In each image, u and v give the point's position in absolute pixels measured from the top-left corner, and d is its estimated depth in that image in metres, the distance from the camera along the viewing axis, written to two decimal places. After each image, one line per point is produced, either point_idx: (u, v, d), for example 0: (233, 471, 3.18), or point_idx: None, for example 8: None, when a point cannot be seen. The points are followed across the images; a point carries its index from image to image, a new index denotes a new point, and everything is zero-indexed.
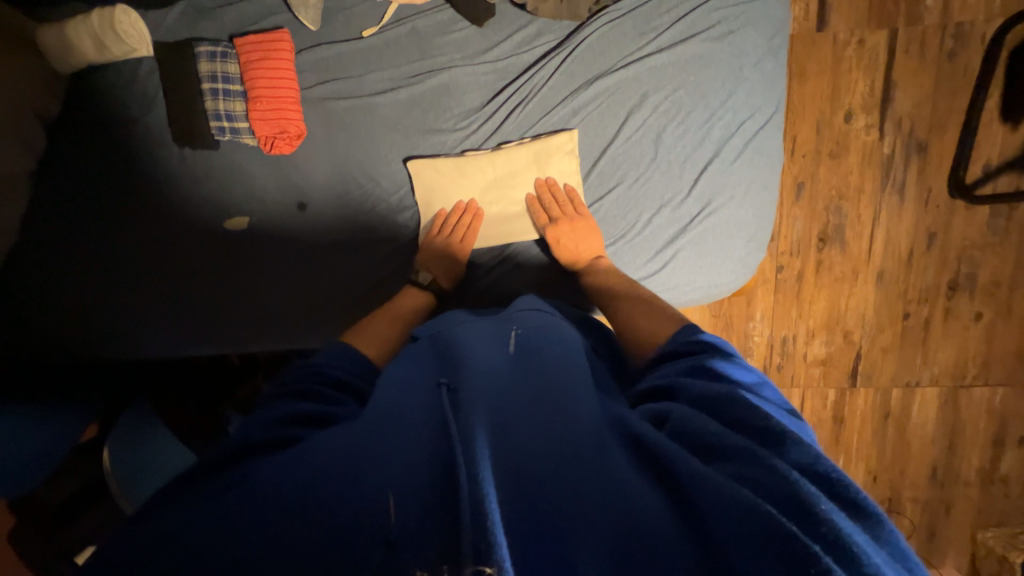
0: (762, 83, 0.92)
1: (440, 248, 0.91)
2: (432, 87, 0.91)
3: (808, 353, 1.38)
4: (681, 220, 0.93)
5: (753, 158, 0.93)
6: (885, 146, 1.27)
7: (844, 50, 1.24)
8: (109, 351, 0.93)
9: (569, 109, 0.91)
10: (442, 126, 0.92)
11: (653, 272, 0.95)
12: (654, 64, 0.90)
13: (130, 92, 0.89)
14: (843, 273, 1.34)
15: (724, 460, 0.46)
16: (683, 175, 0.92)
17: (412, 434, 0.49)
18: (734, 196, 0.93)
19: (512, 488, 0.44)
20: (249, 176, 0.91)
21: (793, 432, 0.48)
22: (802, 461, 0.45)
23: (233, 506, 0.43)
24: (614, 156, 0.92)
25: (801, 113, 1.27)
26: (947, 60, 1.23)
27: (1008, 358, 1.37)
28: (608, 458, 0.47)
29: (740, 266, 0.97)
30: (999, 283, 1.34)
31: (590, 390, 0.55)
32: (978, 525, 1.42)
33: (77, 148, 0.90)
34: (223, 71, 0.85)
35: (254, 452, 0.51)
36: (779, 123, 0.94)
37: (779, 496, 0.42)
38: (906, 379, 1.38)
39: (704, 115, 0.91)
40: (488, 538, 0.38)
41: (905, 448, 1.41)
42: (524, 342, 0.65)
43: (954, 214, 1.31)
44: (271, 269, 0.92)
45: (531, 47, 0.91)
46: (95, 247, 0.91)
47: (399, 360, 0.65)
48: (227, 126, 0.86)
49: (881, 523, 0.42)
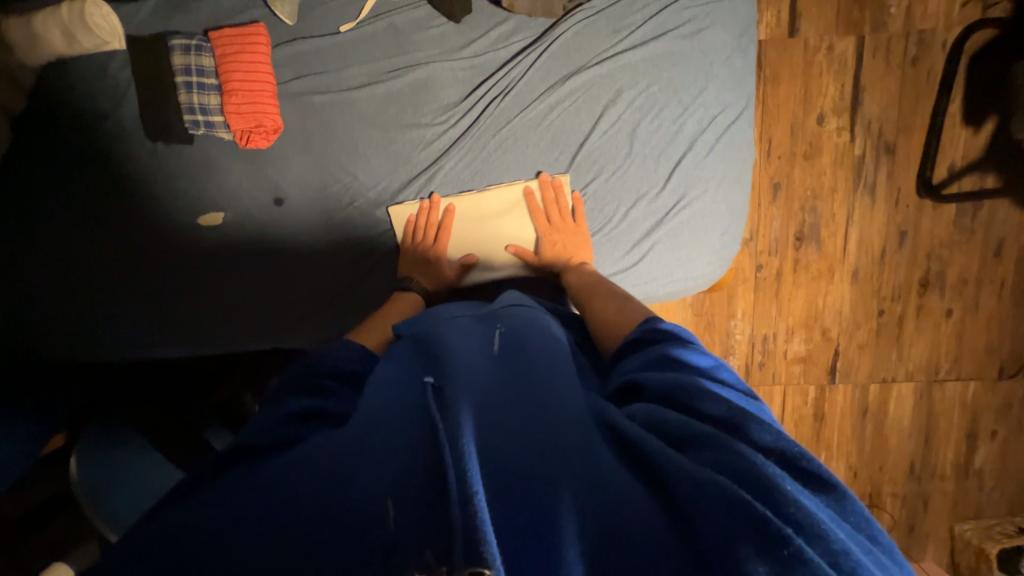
0: (731, 79, 0.94)
1: (418, 258, 0.92)
2: (411, 83, 0.91)
3: (789, 351, 1.40)
4: (657, 213, 0.95)
5: (725, 151, 0.95)
6: (856, 148, 1.31)
7: (814, 56, 1.28)
8: (85, 352, 0.91)
9: (546, 105, 0.92)
10: (420, 121, 0.92)
11: (630, 265, 0.96)
12: (626, 60, 0.92)
13: (100, 85, 0.86)
14: (819, 271, 1.37)
15: (696, 449, 0.46)
16: (658, 168, 0.94)
17: (401, 435, 0.48)
18: (707, 189, 0.95)
19: (500, 489, 0.43)
20: (228, 172, 0.89)
21: (751, 413, 0.49)
22: (765, 445, 0.46)
23: (223, 513, 0.43)
24: (590, 151, 0.93)
25: (775, 115, 1.30)
26: (911, 66, 1.28)
27: (977, 353, 1.41)
28: (592, 451, 0.46)
29: (716, 258, 0.99)
30: (967, 280, 1.38)
31: (573, 387, 0.55)
32: (955, 517, 1.46)
33: (39, 141, 0.87)
34: (197, 64, 0.83)
35: (252, 458, 0.51)
36: (748, 118, 0.96)
37: (744, 472, 0.43)
38: (882, 375, 1.42)
39: (677, 110, 0.93)
40: (478, 537, 0.36)
41: (883, 443, 1.44)
42: (510, 341, 0.64)
43: (923, 213, 1.35)
44: (250, 268, 0.91)
45: (508, 43, 0.92)
46: (63, 243, 0.88)
47: (386, 362, 0.64)
48: (201, 119, 0.85)
49: (842, 492, 0.44)
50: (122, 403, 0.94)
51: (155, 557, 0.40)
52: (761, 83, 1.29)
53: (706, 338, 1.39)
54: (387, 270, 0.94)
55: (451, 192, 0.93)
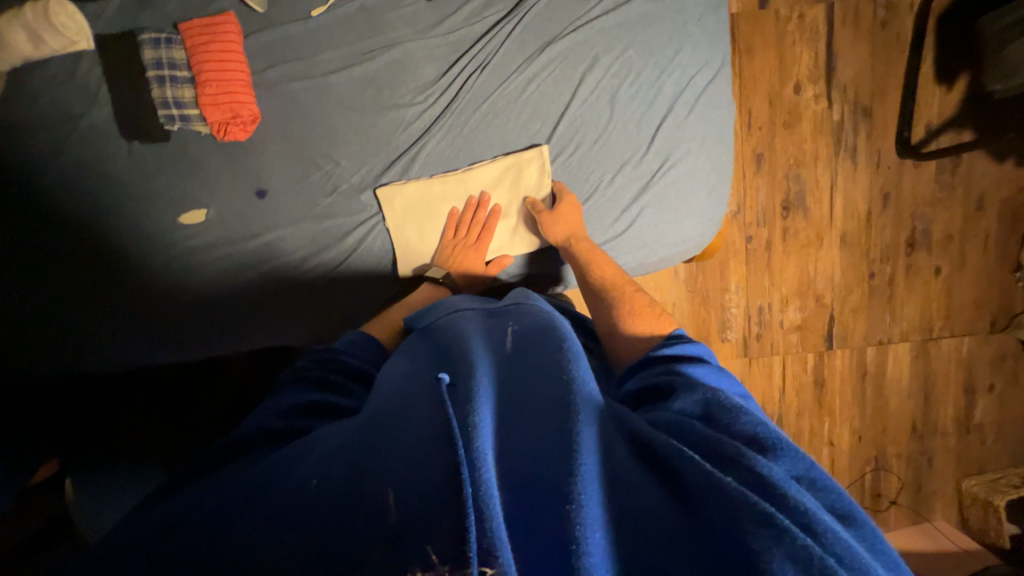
0: (705, 38, 0.96)
1: (459, 249, 0.95)
2: (387, 63, 0.90)
3: (785, 320, 1.41)
4: (643, 176, 0.96)
5: (704, 110, 0.97)
6: (834, 114, 1.33)
7: (786, 25, 1.29)
8: (73, 368, 0.88)
9: (525, 77, 0.93)
10: (399, 101, 0.91)
11: (621, 231, 0.97)
12: (600, 27, 0.92)
13: (69, 89, 0.83)
14: (808, 239, 1.38)
15: (726, 462, 0.47)
16: (640, 132, 0.95)
17: (415, 429, 0.47)
18: (690, 148, 0.97)
19: (513, 488, 0.44)
20: (209, 169, 0.87)
21: (785, 437, 0.52)
22: (798, 473, 0.49)
23: (237, 492, 0.47)
24: (572, 120, 0.94)
25: (753, 86, 1.31)
26: (881, 29, 1.30)
27: (968, 308, 1.43)
28: (612, 455, 0.47)
29: (705, 217, 1.00)
30: (952, 236, 1.40)
31: (591, 383, 0.54)
32: (960, 473, 1.48)
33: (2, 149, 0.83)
34: (169, 57, 0.81)
35: (274, 441, 0.57)
36: (725, 77, 0.98)
37: (776, 493, 0.44)
38: (878, 337, 1.43)
39: (654, 72, 0.94)
40: (489, 537, 0.38)
41: (884, 404, 1.45)
42: (522, 334, 0.62)
43: (904, 174, 1.37)
44: (238, 271, 0.91)
45: (482, 18, 0.91)
46: (38, 250, 0.85)
47: (402, 360, 0.65)
48: (176, 113, 0.82)
49: (870, 531, 0.46)
50: (119, 413, 0.93)
51: (178, 531, 0.44)
52: (736, 55, 1.30)
53: (702, 314, 1.39)
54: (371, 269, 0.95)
55: (435, 172, 0.94)
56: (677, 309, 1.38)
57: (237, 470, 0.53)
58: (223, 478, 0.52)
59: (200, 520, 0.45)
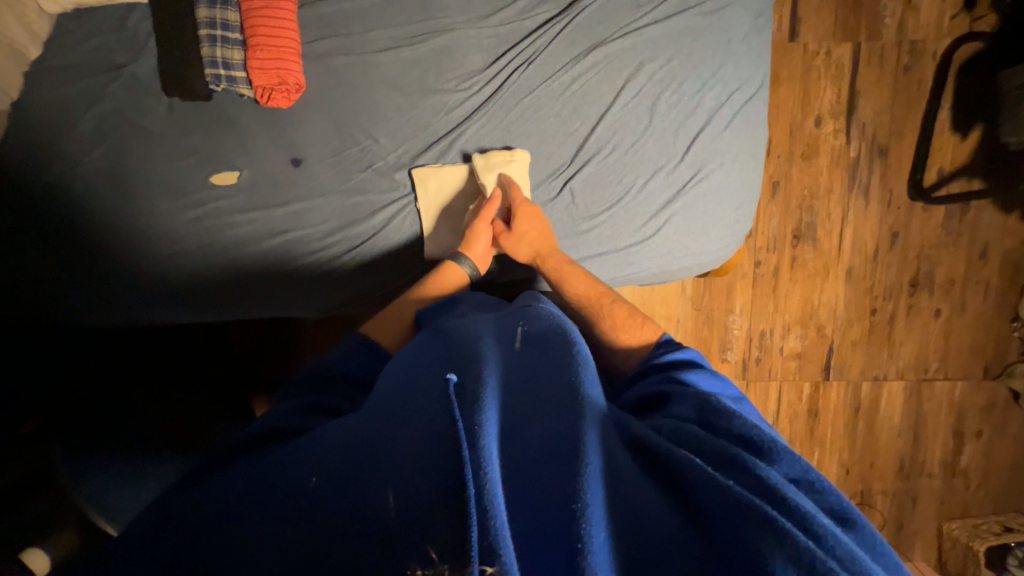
0: (747, 57, 0.98)
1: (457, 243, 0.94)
2: (436, 48, 0.91)
3: (785, 347, 1.43)
4: (675, 184, 0.97)
5: (740, 127, 0.99)
6: (851, 150, 1.36)
7: (813, 60, 1.33)
8: (87, 319, 0.89)
9: (569, 77, 0.94)
10: (442, 86, 0.92)
11: (647, 236, 0.98)
12: (648, 35, 0.95)
13: (118, 38, 0.84)
14: (815, 269, 1.40)
15: (722, 465, 0.48)
16: (676, 141, 0.97)
17: (422, 427, 0.47)
18: (723, 162, 0.99)
19: (518, 487, 0.43)
20: (249, 134, 0.88)
21: (780, 441, 0.52)
22: (794, 476, 0.49)
23: (248, 479, 0.47)
24: (610, 123, 0.95)
25: (776, 114, 1.34)
26: (904, 73, 1.34)
27: (964, 353, 1.46)
28: (617, 458, 0.46)
29: (730, 231, 1.02)
30: (954, 280, 1.43)
31: (598, 394, 0.54)
32: (942, 516, 1.49)
33: (42, 90, 0.83)
34: (223, 18, 0.81)
35: (281, 438, 0.54)
36: (762, 98, 1.00)
37: (776, 497, 0.44)
38: (874, 373, 1.45)
39: (696, 85, 0.96)
40: (491, 536, 0.36)
41: (875, 440, 1.46)
42: (533, 338, 0.62)
43: (913, 215, 1.40)
44: (252, 239, 0.90)
45: (533, 15, 0.94)
46: (59, 190, 0.84)
47: (407, 353, 0.65)
48: (223, 74, 0.82)
49: (870, 536, 0.46)
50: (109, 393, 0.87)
51: (183, 524, 0.43)
52: None
53: (705, 333, 1.41)
54: (387, 256, 0.94)
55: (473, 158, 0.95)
56: (680, 326, 1.39)
57: (245, 463, 0.51)
58: (221, 473, 0.50)
59: (201, 513, 0.44)
